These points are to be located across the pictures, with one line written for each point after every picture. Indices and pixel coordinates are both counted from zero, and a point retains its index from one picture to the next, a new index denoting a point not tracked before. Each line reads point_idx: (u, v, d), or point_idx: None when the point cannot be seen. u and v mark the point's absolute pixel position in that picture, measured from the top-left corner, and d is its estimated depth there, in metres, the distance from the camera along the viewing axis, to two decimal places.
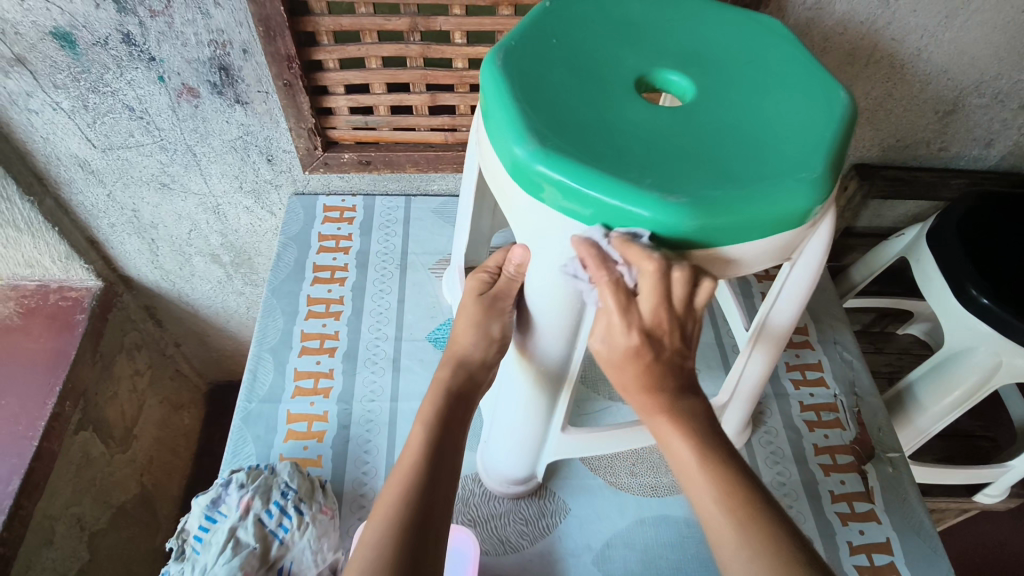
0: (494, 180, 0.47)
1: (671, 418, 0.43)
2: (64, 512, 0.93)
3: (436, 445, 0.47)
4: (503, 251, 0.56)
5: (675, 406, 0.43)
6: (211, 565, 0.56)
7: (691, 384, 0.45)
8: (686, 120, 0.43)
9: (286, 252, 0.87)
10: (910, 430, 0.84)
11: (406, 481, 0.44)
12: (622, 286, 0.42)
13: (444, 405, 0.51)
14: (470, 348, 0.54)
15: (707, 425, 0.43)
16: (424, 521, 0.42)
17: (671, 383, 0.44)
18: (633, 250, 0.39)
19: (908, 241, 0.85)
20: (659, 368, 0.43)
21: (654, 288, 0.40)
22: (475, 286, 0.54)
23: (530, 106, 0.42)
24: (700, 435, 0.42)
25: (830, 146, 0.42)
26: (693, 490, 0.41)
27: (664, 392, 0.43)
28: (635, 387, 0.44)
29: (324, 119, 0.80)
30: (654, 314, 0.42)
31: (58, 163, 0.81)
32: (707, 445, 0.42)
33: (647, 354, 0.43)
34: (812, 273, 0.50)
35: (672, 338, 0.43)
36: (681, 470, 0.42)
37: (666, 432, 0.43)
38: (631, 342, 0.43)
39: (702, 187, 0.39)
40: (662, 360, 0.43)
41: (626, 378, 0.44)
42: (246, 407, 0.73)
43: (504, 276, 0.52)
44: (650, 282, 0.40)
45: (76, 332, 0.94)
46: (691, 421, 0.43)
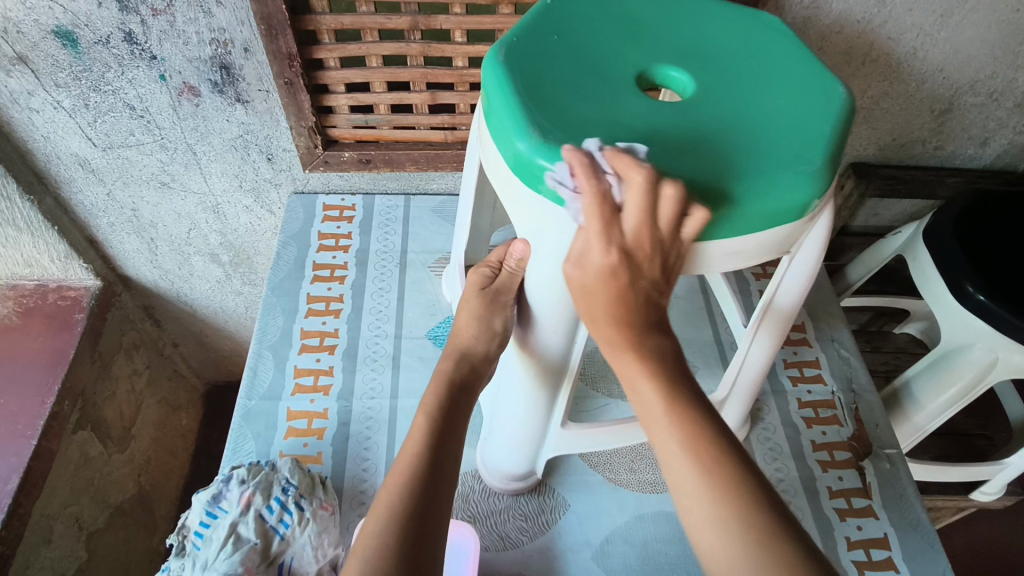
0: (495, 176, 0.47)
1: (639, 358, 0.42)
2: (62, 512, 0.93)
3: (438, 436, 0.47)
4: (503, 246, 0.57)
5: (643, 344, 0.43)
6: (211, 560, 0.56)
7: (659, 326, 0.44)
8: (686, 115, 0.43)
9: (286, 250, 0.87)
10: (909, 426, 0.84)
11: (408, 472, 0.44)
12: (607, 201, 0.40)
13: (445, 396, 0.51)
14: (472, 340, 0.55)
15: (671, 365, 0.43)
16: (427, 510, 0.43)
17: (641, 318, 0.43)
18: (624, 160, 0.39)
19: (904, 239, 0.86)
20: (631, 296, 0.42)
21: (642, 203, 0.38)
22: (476, 280, 0.56)
23: (533, 101, 0.42)
24: (665, 377, 0.42)
25: (828, 141, 0.42)
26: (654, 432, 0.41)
27: (632, 327, 0.43)
28: (605, 319, 0.43)
29: (325, 117, 0.80)
30: (637, 234, 0.40)
31: (59, 161, 0.81)
32: (673, 389, 0.42)
33: (621, 275, 0.41)
34: (811, 264, 0.51)
35: (651, 266, 0.42)
36: (644, 412, 0.42)
37: (631, 371, 0.42)
38: (609, 258, 0.40)
39: (702, 180, 0.39)
40: (632, 287, 0.42)
41: (596, 307, 0.43)
42: (246, 404, 0.73)
43: (505, 270, 0.54)
44: (637, 195, 0.38)
45: (75, 330, 0.93)
46: (656, 358, 0.42)
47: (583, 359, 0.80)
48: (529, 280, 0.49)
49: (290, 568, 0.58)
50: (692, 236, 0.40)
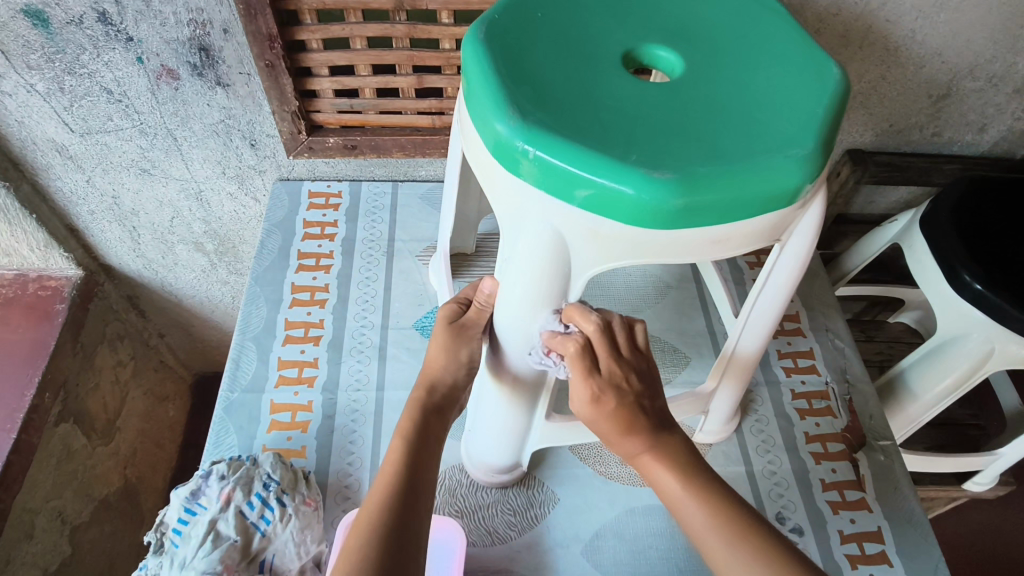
0: (477, 161, 0.45)
1: (656, 453, 0.46)
2: (44, 506, 0.91)
3: (415, 456, 0.47)
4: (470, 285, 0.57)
5: (660, 439, 0.46)
6: (190, 558, 0.55)
7: (665, 419, 0.48)
8: (673, 96, 0.41)
9: (270, 239, 0.85)
10: (903, 417, 0.83)
11: (387, 491, 0.44)
12: (585, 347, 0.46)
13: (420, 418, 0.50)
14: (441, 371, 0.53)
15: (688, 453, 0.46)
16: (407, 525, 0.43)
17: (642, 423, 0.46)
18: (578, 313, 0.46)
19: (901, 227, 0.84)
20: (625, 410, 0.46)
21: (601, 340, 0.46)
22: (444, 315, 0.53)
23: (514, 82, 0.40)
24: (683, 464, 0.46)
25: (821, 124, 0.41)
26: (678, 508, 0.45)
27: (646, 431, 0.46)
28: (615, 435, 0.46)
29: (308, 102, 0.78)
30: (611, 368, 0.46)
31: (35, 148, 0.78)
32: (693, 478, 0.45)
33: (608, 397, 0.46)
34: (803, 254, 0.47)
35: (632, 381, 0.47)
36: (665, 495, 0.45)
37: (648, 461, 0.46)
38: (598, 393, 0.46)
39: (689, 163, 0.37)
40: (626, 403, 0.46)
41: (605, 427, 0.46)
42: (228, 397, 0.71)
43: (474, 306, 0.53)
44: (598, 338, 0.46)
45: (57, 321, 0.91)
46: (672, 457, 0.46)
47: None
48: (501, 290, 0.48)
49: (272, 566, 0.57)
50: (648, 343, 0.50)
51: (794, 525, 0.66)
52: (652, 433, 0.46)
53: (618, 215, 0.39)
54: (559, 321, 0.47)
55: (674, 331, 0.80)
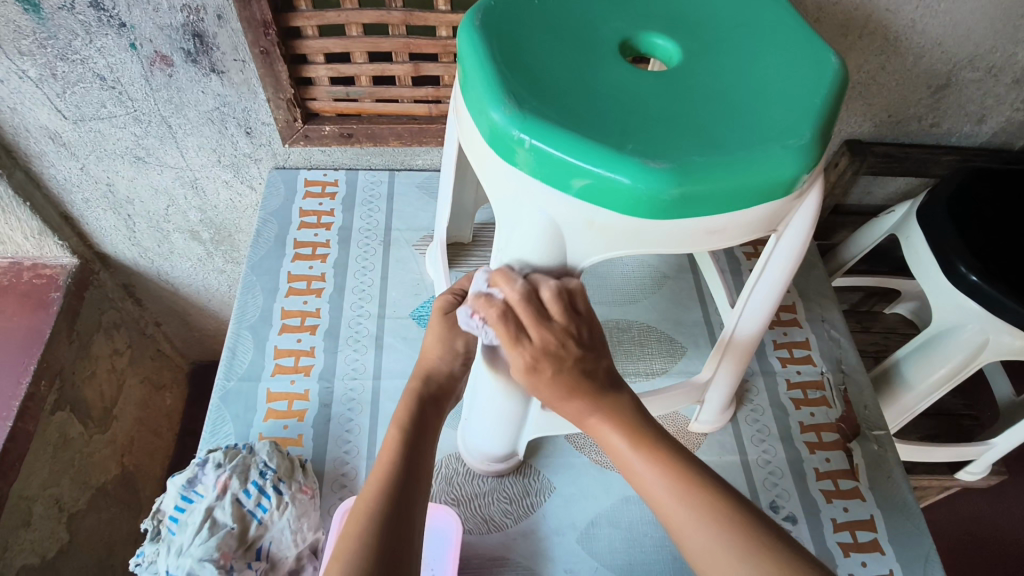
0: (473, 151, 0.45)
1: (605, 414, 0.45)
2: (41, 494, 0.91)
3: (411, 446, 0.47)
4: (465, 278, 0.57)
5: (605, 400, 0.45)
6: (187, 546, 0.55)
7: (613, 381, 0.47)
8: (670, 85, 0.41)
9: (266, 227, 0.85)
10: (897, 407, 0.84)
11: (382, 483, 0.44)
12: (508, 316, 0.44)
13: (417, 409, 0.50)
14: (437, 361, 0.54)
15: (637, 414, 0.46)
16: (401, 516, 0.43)
17: (584, 389, 0.45)
18: (501, 279, 0.44)
19: (899, 218, 0.84)
20: (563, 377, 0.44)
21: (523, 305, 0.43)
22: (442, 305, 0.54)
23: (510, 71, 0.40)
24: (633, 425, 0.45)
25: (819, 113, 0.40)
26: (634, 476, 0.44)
27: (589, 396, 0.45)
28: (558, 401, 0.45)
29: (304, 89, 0.77)
30: (542, 337, 0.43)
31: (28, 135, 0.77)
32: (640, 433, 0.45)
33: (544, 366, 0.44)
34: (799, 245, 0.47)
35: (569, 347, 0.44)
36: (618, 457, 0.45)
37: (597, 423, 0.45)
38: (533, 361, 0.44)
39: (685, 153, 0.37)
40: (563, 370, 0.44)
41: (544, 394, 0.46)
42: (225, 385, 0.71)
43: (469, 294, 0.52)
44: (523, 310, 0.43)
45: (52, 310, 0.91)
46: (620, 414, 0.45)
47: None
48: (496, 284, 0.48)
49: (268, 553, 0.57)
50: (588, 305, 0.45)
51: (788, 514, 0.67)
52: (596, 396, 0.45)
53: (614, 206, 0.38)
54: (488, 283, 0.45)
55: (670, 321, 0.80)
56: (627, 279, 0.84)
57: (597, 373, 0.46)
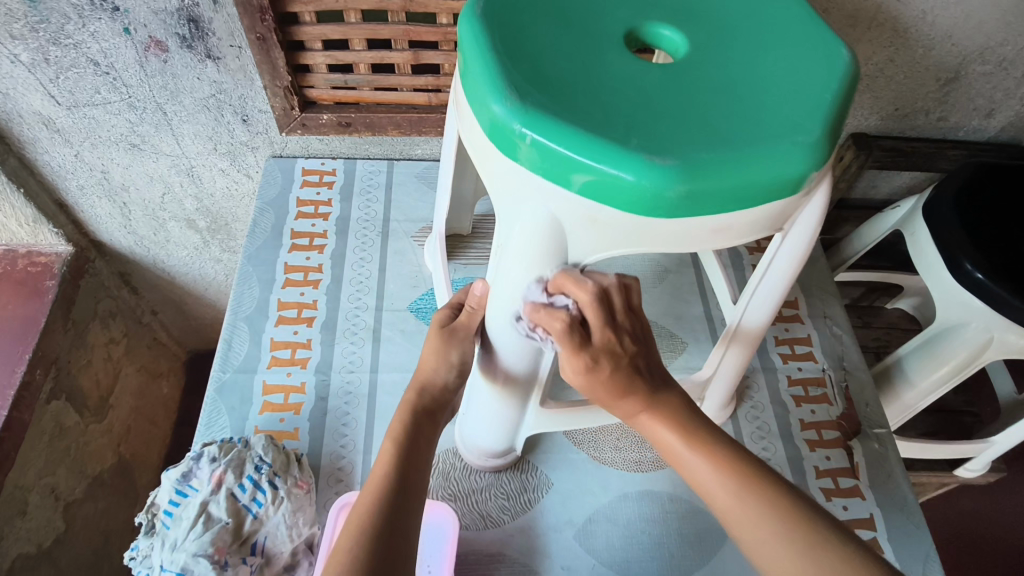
0: (472, 144, 0.43)
1: (655, 412, 0.48)
2: (37, 483, 0.91)
3: (406, 459, 0.48)
4: (464, 291, 0.58)
5: (657, 396, 0.48)
6: (181, 541, 0.54)
7: (663, 378, 0.49)
8: (677, 78, 0.40)
9: (263, 217, 0.84)
10: (898, 404, 0.84)
11: (377, 492, 0.45)
12: (573, 321, 0.44)
13: (410, 423, 0.51)
14: (432, 373, 0.54)
15: (687, 410, 0.48)
16: (396, 526, 0.43)
17: (639, 386, 0.47)
18: (572, 280, 0.43)
19: (904, 213, 0.83)
20: (619, 376, 0.46)
21: (593, 310, 0.44)
22: (438, 319, 0.55)
23: (511, 61, 0.39)
24: (681, 419, 0.47)
25: (829, 109, 0.39)
26: (682, 463, 0.46)
27: (643, 390, 0.48)
28: (611, 399, 0.48)
29: (301, 77, 0.76)
30: (604, 338, 0.45)
31: (21, 121, 0.76)
32: (692, 429, 0.47)
33: (603, 364, 0.46)
34: (805, 243, 0.47)
35: (626, 345, 0.47)
36: (669, 450, 0.47)
37: (647, 419, 0.48)
38: (595, 361, 0.45)
39: (691, 149, 0.36)
40: (620, 367, 0.46)
41: (599, 395, 0.47)
42: (220, 377, 0.70)
43: (465, 308, 0.54)
44: (592, 313, 0.44)
45: (47, 298, 0.90)
46: (669, 412, 0.48)
47: None
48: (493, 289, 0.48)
49: (263, 547, 0.57)
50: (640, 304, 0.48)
51: None
52: (648, 393, 0.48)
53: (617, 203, 0.37)
54: (545, 292, 0.44)
55: (671, 316, 0.80)
56: (628, 273, 0.83)
57: (646, 369, 0.48)
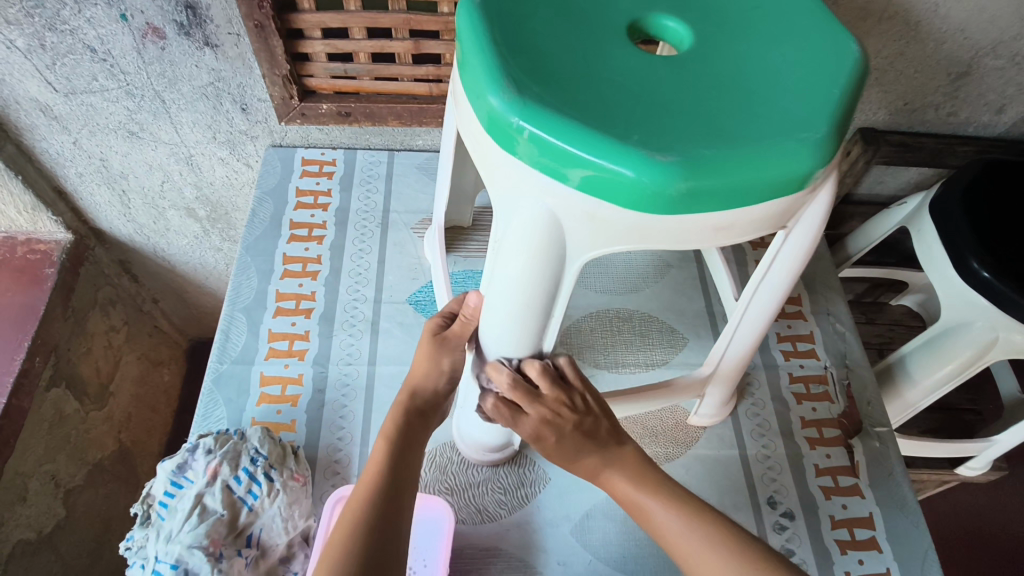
0: (470, 137, 0.43)
1: (614, 467, 0.50)
2: (37, 470, 0.91)
3: (398, 458, 0.49)
4: (459, 298, 0.58)
5: (612, 454, 0.50)
6: (176, 532, 0.54)
7: (614, 436, 0.51)
8: (680, 71, 0.39)
9: (262, 207, 0.83)
10: (901, 402, 0.83)
11: (370, 490, 0.46)
12: (501, 401, 0.51)
13: (404, 422, 0.52)
14: (424, 378, 0.55)
15: (642, 463, 0.51)
16: (388, 525, 0.44)
17: (591, 446, 0.50)
18: (493, 371, 0.50)
19: (910, 209, 0.82)
20: (568, 441, 0.49)
21: (515, 391, 0.49)
22: (431, 327, 0.56)
23: (510, 53, 0.38)
24: (641, 472, 0.50)
25: (836, 105, 0.38)
26: (642, 510, 0.48)
27: (597, 452, 0.50)
28: (568, 462, 0.51)
29: (300, 65, 0.75)
30: (539, 411, 0.49)
31: (18, 107, 0.75)
32: (646, 474, 0.50)
33: (546, 436, 0.50)
34: (810, 240, 0.45)
35: (568, 413, 0.50)
36: (627, 503, 0.49)
37: (607, 475, 0.50)
38: (534, 432, 0.50)
39: (693, 145, 0.35)
40: (566, 435, 0.49)
41: (556, 456, 0.51)
42: (217, 368, 0.70)
43: (459, 318, 0.54)
44: (517, 397, 0.49)
45: (46, 285, 0.90)
46: (627, 463, 0.50)
47: (569, 328, 0.77)
48: (489, 287, 0.47)
49: (258, 540, 0.56)
50: (576, 377, 0.51)
51: (785, 510, 0.66)
52: (602, 452, 0.50)
53: (616, 199, 0.36)
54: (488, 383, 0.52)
55: (672, 311, 0.79)
56: (630, 268, 0.82)
57: (598, 433, 0.50)
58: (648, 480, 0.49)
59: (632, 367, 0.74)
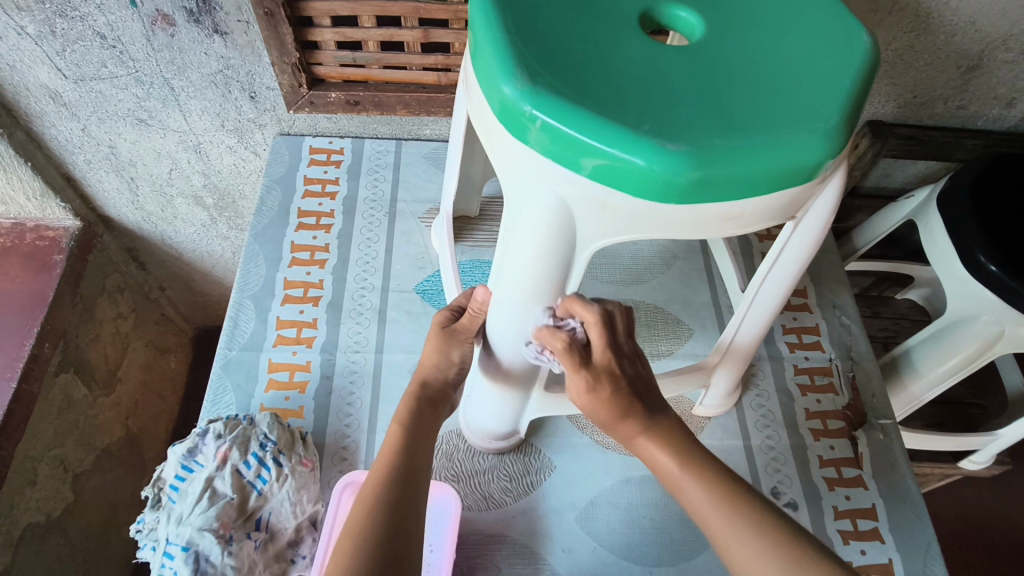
0: (481, 125, 0.43)
1: (657, 436, 0.48)
2: (46, 454, 0.92)
3: (412, 443, 0.50)
4: (467, 292, 0.59)
5: (655, 421, 0.49)
6: (187, 515, 0.55)
7: (659, 404, 0.50)
8: (691, 61, 0.39)
9: (270, 195, 0.83)
10: (904, 396, 0.83)
11: (386, 471, 0.48)
12: (573, 340, 0.48)
13: (416, 409, 0.54)
14: (434, 368, 0.56)
15: (685, 438, 0.49)
16: (403, 503, 0.46)
17: (641, 406, 0.49)
18: (576, 304, 0.47)
19: (918, 203, 0.82)
20: (623, 395, 0.48)
21: (595, 331, 0.47)
22: (438, 321, 0.56)
23: (522, 41, 0.38)
24: (683, 450, 0.47)
25: (848, 95, 0.38)
26: (680, 492, 0.46)
27: (642, 414, 0.49)
28: (613, 421, 0.49)
29: (310, 54, 0.75)
30: (604, 356, 0.48)
31: (28, 94, 0.76)
32: (687, 454, 0.47)
33: (603, 384, 0.48)
34: (818, 232, 0.45)
35: (623, 367, 0.50)
36: (667, 479, 0.47)
37: (646, 443, 0.49)
38: (595, 380, 0.48)
39: (704, 134, 0.35)
40: (619, 390, 0.48)
41: (600, 415, 0.49)
42: (226, 354, 0.71)
43: (467, 312, 0.55)
44: (596, 331, 0.47)
45: (55, 272, 0.91)
46: (671, 440, 0.48)
47: None
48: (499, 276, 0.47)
49: (267, 523, 0.57)
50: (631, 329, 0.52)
51: (789, 500, 0.66)
52: (648, 415, 0.49)
53: (627, 188, 0.37)
54: (552, 316, 0.48)
55: (678, 302, 0.79)
56: (636, 259, 0.83)
57: (644, 395, 0.50)
58: (692, 459, 0.47)
59: None
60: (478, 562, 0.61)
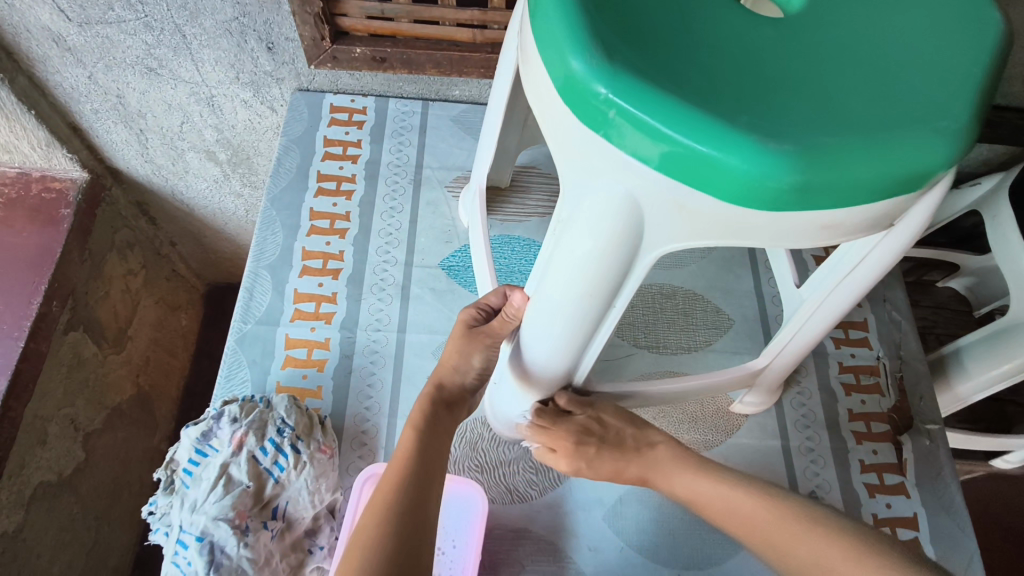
0: (538, 101, 0.37)
1: (656, 470, 0.55)
2: (56, 413, 0.90)
3: (426, 448, 0.48)
4: (502, 289, 0.55)
5: (647, 458, 0.56)
6: (201, 502, 0.52)
7: (645, 439, 0.57)
8: (794, 39, 0.33)
9: (288, 155, 0.78)
10: (949, 396, 0.78)
11: (401, 476, 0.45)
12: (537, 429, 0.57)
13: (430, 411, 0.51)
14: (451, 371, 0.54)
15: (681, 452, 0.55)
16: (417, 510, 0.44)
17: (624, 452, 0.56)
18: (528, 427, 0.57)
19: (984, 192, 0.76)
20: (604, 452, 0.56)
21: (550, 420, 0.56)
22: (465, 319, 0.54)
23: (598, 8, 0.33)
24: (679, 458, 0.55)
25: (976, 87, 0.33)
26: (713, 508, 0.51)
27: (634, 460, 0.56)
28: (616, 473, 0.56)
29: (334, 3, 0.69)
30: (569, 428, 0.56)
31: (29, 36, 0.70)
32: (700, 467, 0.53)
33: (588, 446, 0.56)
34: (908, 244, 0.40)
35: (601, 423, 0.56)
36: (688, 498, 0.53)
37: (656, 477, 0.55)
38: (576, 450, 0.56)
39: (811, 130, 0.30)
40: (597, 448, 0.56)
41: (607, 470, 0.56)
42: (241, 328, 0.67)
43: (499, 315, 0.52)
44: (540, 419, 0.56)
45: (62, 227, 0.87)
46: (671, 459, 0.55)
47: None
48: (546, 273, 0.43)
49: (284, 512, 0.55)
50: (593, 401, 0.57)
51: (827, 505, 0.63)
52: (634, 458, 0.56)
53: (713, 188, 0.32)
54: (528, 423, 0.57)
55: (719, 289, 0.74)
56: None
57: (625, 441, 0.56)
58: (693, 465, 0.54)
59: (675, 348, 0.70)
60: (501, 557, 0.58)
